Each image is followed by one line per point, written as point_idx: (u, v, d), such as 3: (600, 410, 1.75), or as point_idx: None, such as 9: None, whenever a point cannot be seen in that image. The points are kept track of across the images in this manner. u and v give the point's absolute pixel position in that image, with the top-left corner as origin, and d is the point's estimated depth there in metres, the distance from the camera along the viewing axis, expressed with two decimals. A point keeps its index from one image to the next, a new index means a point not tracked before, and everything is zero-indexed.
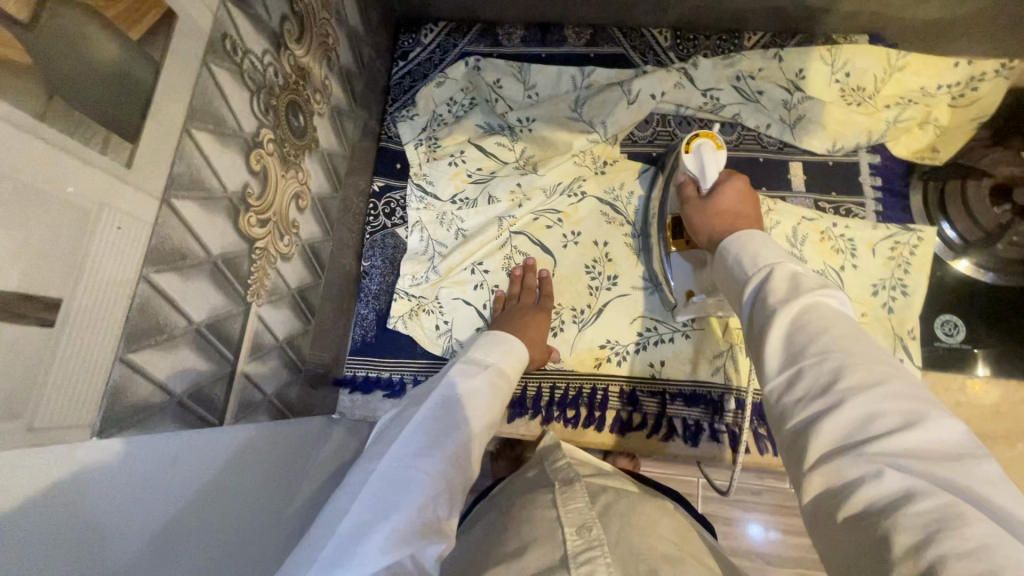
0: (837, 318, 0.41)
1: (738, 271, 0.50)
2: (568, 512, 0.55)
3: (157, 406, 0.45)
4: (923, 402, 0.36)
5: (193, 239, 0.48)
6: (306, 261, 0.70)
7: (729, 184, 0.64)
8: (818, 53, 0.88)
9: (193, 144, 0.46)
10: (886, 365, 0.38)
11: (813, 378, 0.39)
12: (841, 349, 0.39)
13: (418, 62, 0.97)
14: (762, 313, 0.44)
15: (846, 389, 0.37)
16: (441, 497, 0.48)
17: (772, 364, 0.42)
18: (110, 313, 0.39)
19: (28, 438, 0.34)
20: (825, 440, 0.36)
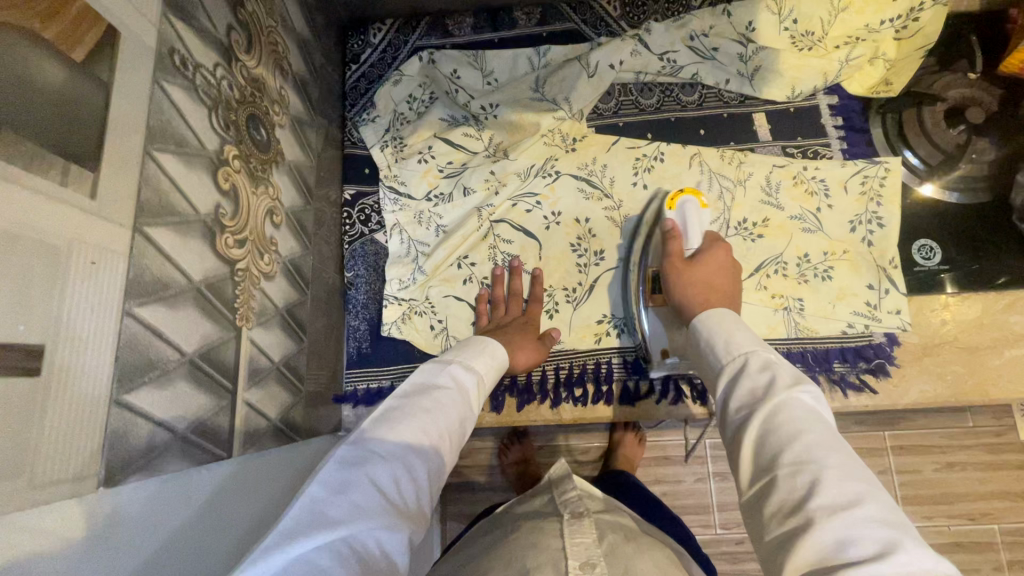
0: (811, 418, 0.45)
1: (719, 355, 0.55)
2: (575, 547, 0.54)
3: (162, 445, 0.43)
4: (899, 527, 0.37)
5: (172, 266, 0.45)
6: (289, 278, 0.67)
7: (711, 254, 0.73)
8: (764, 3, 0.89)
9: (158, 167, 0.44)
10: (860, 481, 0.40)
11: (787, 491, 0.41)
12: (815, 459, 0.42)
13: (370, 63, 0.95)
14: (738, 411, 0.49)
15: (818, 509, 0.39)
16: (411, 487, 0.48)
17: (752, 473, 0.45)
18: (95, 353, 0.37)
19: (28, 495, 0.31)
20: (800, 558, 0.38)
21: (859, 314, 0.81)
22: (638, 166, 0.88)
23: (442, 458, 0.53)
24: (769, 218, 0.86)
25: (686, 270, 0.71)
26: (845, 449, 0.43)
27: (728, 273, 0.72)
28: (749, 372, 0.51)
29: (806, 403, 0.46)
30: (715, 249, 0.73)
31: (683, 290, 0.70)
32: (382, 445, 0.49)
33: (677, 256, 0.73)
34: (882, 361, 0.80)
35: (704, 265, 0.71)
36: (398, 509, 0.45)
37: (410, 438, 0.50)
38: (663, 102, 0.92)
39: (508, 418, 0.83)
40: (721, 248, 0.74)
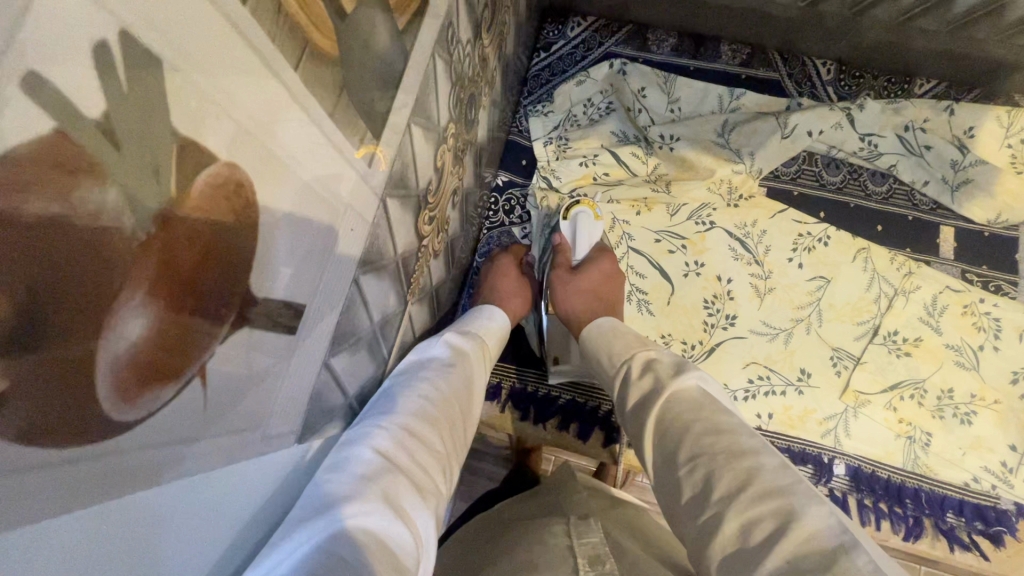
0: (693, 400, 0.50)
1: (606, 364, 0.61)
2: (583, 545, 0.59)
3: (335, 408, 0.43)
4: (788, 488, 0.41)
5: (391, 239, 0.45)
6: (445, 257, 0.68)
7: (595, 265, 0.76)
8: (994, 113, 0.82)
9: (411, 139, 0.44)
10: (754, 452, 0.44)
11: (694, 486, 0.44)
12: (704, 450, 0.45)
13: (559, 55, 0.93)
14: (637, 404, 0.54)
15: (721, 499, 0.42)
16: (423, 458, 0.44)
17: (661, 474, 0.49)
18: (323, 331, 0.36)
19: (258, 446, 0.32)
20: (720, 557, 0.40)
21: (990, 470, 0.75)
22: (798, 243, 0.84)
23: (450, 429, 0.50)
24: (921, 339, 0.80)
25: (573, 282, 0.73)
26: (734, 420, 0.47)
27: (613, 283, 0.76)
28: (634, 379, 0.56)
29: (692, 388, 0.51)
30: (600, 260, 0.77)
31: (569, 301, 0.72)
32: (383, 417, 0.46)
33: (564, 269, 0.76)
34: (1003, 529, 0.73)
35: (591, 275, 0.75)
36: (414, 483, 0.42)
37: (416, 409, 0.48)
38: (847, 184, 0.86)
39: (589, 450, 0.82)
40: (607, 257, 0.78)
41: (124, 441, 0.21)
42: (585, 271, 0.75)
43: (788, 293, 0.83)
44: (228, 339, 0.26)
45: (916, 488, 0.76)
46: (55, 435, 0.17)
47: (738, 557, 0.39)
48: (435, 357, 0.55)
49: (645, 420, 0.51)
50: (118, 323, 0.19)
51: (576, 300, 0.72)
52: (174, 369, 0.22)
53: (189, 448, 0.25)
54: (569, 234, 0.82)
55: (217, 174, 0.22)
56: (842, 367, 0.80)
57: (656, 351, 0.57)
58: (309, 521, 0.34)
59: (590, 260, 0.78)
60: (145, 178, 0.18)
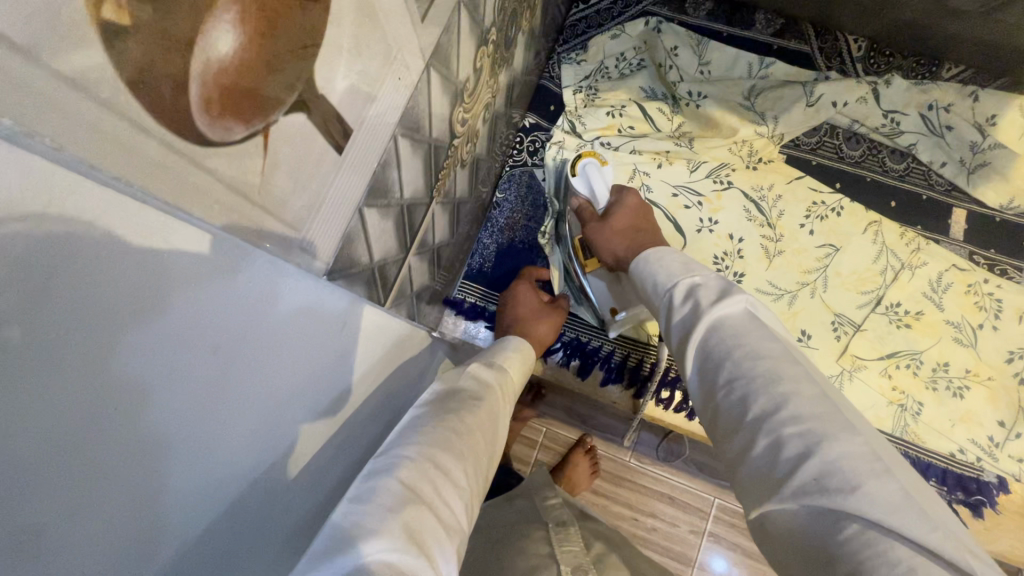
0: (737, 328, 0.46)
1: (650, 291, 0.56)
2: (565, 553, 0.63)
3: (362, 266, 0.46)
4: (824, 414, 0.38)
5: (428, 115, 0.47)
6: (470, 173, 0.70)
7: (621, 205, 0.73)
8: (1018, 103, 0.85)
9: (459, 19, 0.46)
10: (795, 378, 0.41)
11: (730, 406, 0.42)
12: (745, 375, 0.42)
13: (597, 8, 0.95)
14: (679, 328, 0.50)
15: (755, 420, 0.40)
16: (450, 494, 0.40)
17: (698, 395, 0.47)
18: (361, 171, 0.39)
19: (297, 255, 0.34)
20: (750, 477, 0.39)
21: (976, 444, 0.77)
22: (812, 211, 0.86)
23: (479, 457, 0.45)
24: (923, 313, 0.82)
25: (607, 226, 0.71)
26: (777, 346, 0.44)
27: (643, 213, 0.73)
28: (676, 305, 0.51)
29: (736, 317, 0.47)
30: (623, 200, 0.74)
31: (613, 245, 0.70)
32: (407, 445, 0.42)
33: (593, 220, 0.74)
34: (983, 500, 0.75)
35: (622, 218, 0.71)
36: (439, 521, 0.38)
37: (437, 438, 0.43)
38: (866, 159, 0.88)
39: (590, 389, 0.84)
40: (630, 194, 0.75)
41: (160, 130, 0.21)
42: (614, 214, 0.72)
43: (798, 257, 0.85)
44: (291, 117, 0.28)
45: (901, 453, 0.78)
46: (143, 96, 0.19)
47: (767, 477, 0.38)
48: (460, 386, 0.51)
49: (679, 343, 0.49)
50: (213, 32, 0.21)
51: (614, 242, 0.70)
52: (248, 117, 0.25)
53: (239, 214, 0.27)
54: (585, 187, 0.79)
55: None
56: (842, 332, 0.82)
57: (702, 275, 0.52)
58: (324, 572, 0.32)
59: (611, 204, 0.75)
60: None
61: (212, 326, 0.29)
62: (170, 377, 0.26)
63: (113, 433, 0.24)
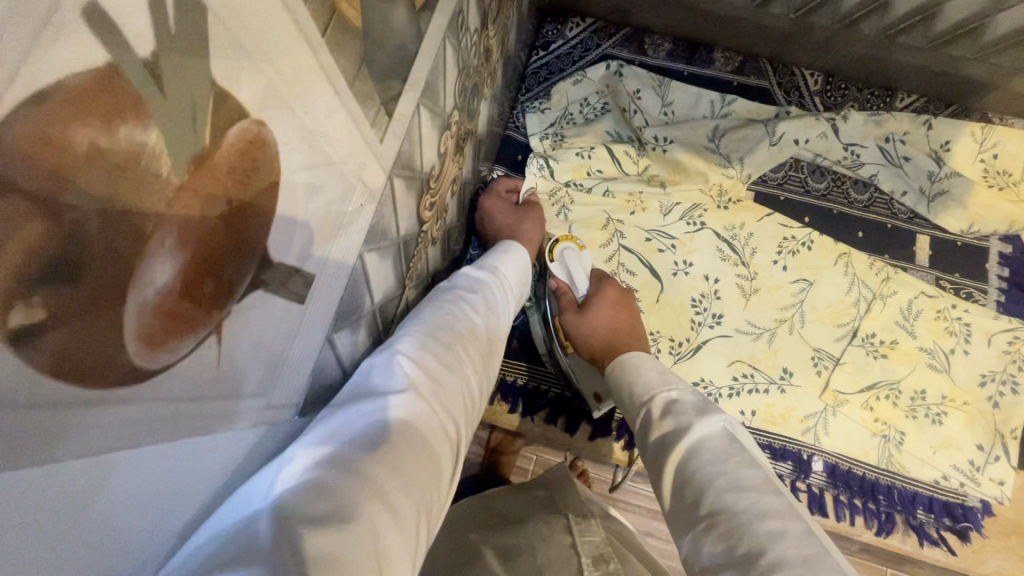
0: (717, 451, 0.47)
1: (628, 401, 0.57)
2: (585, 543, 0.60)
3: (334, 385, 0.43)
4: (815, 560, 0.38)
5: (394, 220, 0.45)
6: (442, 243, 0.68)
7: (600, 295, 0.75)
8: (971, 128, 0.87)
9: (419, 120, 0.44)
10: (776, 515, 0.41)
11: (716, 547, 0.41)
12: (727, 509, 0.42)
13: (557, 54, 0.94)
14: (658, 444, 0.51)
15: (741, 561, 0.39)
16: (446, 376, 0.47)
17: (678, 522, 0.46)
18: (327, 306, 0.36)
19: (260, 413, 0.32)
20: None
21: (958, 469, 0.78)
22: (783, 247, 0.87)
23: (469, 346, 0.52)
24: (897, 341, 0.83)
25: (585, 319, 0.72)
26: (758, 476, 0.44)
27: (621, 307, 0.74)
28: (655, 421, 0.52)
29: (714, 439, 0.48)
30: (603, 289, 0.76)
31: (591, 340, 0.71)
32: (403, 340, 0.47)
33: (571, 309, 0.75)
34: (970, 526, 0.77)
35: (600, 318, 0.72)
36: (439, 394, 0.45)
37: (430, 334, 0.49)
38: (831, 191, 0.89)
39: (577, 444, 0.83)
40: (609, 285, 0.77)
41: (87, 390, 0.18)
42: (592, 305, 0.74)
43: (773, 294, 0.85)
44: (245, 299, 0.26)
45: (888, 485, 0.79)
46: (73, 362, 0.17)
47: None
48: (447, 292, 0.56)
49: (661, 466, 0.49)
50: (148, 270, 0.19)
51: (595, 340, 0.71)
52: (195, 324, 0.23)
53: (191, 412, 0.25)
54: (564, 275, 0.80)
55: (245, 130, 0.22)
56: (822, 367, 0.83)
57: (678, 389, 0.54)
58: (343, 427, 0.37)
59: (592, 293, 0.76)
60: (183, 123, 0.18)
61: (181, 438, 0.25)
62: (141, 461, 0.22)
63: (84, 496, 0.20)
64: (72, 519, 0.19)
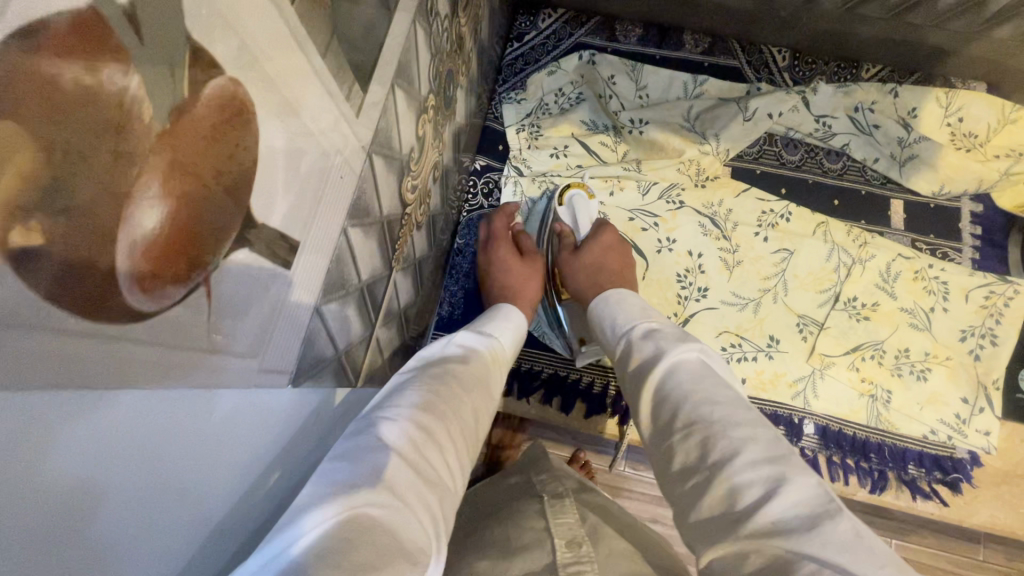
0: (691, 372, 0.48)
1: (610, 335, 0.59)
2: (559, 525, 0.59)
3: (327, 360, 0.45)
4: (782, 459, 0.39)
5: (376, 198, 0.47)
6: (428, 230, 0.69)
7: (598, 240, 0.76)
8: (934, 94, 0.89)
9: (394, 100, 0.46)
10: (750, 424, 0.42)
11: (687, 454, 0.42)
12: (701, 419, 0.43)
13: (531, 45, 0.97)
14: (636, 371, 0.51)
15: (713, 462, 0.40)
16: (439, 454, 0.42)
17: (654, 441, 0.46)
18: (315, 274, 0.38)
19: (254, 376, 0.33)
20: (703, 520, 0.38)
21: (946, 423, 0.80)
22: (763, 219, 0.89)
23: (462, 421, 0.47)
24: (879, 303, 0.85)
25: (577, 260, 0.74)
26: (731, 395, 0.45)
27: (618, 255, 0.75)
28: (634, 346, 0.53)
29: (691, 363, 0.49)
30: (601, 235, 0.77)
31: (579, 279, 0.72)
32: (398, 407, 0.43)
33: (566, 250, 0.77)
34: (960, 476, 0.79)
35: (596, 256, 0.74)
36: (428, 473, 0.40)
37: (422, 399, 0.45)
38: (805, 162, 0.92)
39: (575, 421, 0.85)
40: (608, 231, 0.78)
41: (74, 325, 0.19)
42: (589, 248, 0.75)
43: (755, 265, 0.87)
44: (232, 256, 0.27)
45: (879, 443, 0.81)
46: (61, 296, 0.18)
47: (724, 519, 0.37)
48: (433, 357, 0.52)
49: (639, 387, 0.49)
50: (135, 211, 0.20)
51: (582, 278, 0.72)
52: (180, 275, 0.24)
53: (183, 362, 0.26)
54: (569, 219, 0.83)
55: (222, 87, 0.23)
56: (808, 333, 0.85)
57: (658, 322, 0.56)
58: (320, 512, 0.31)
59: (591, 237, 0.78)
60: (161, 71, 0.20)
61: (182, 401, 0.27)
62: (146, 433, 0.24)
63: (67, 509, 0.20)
64: (87, 495, 0.21)
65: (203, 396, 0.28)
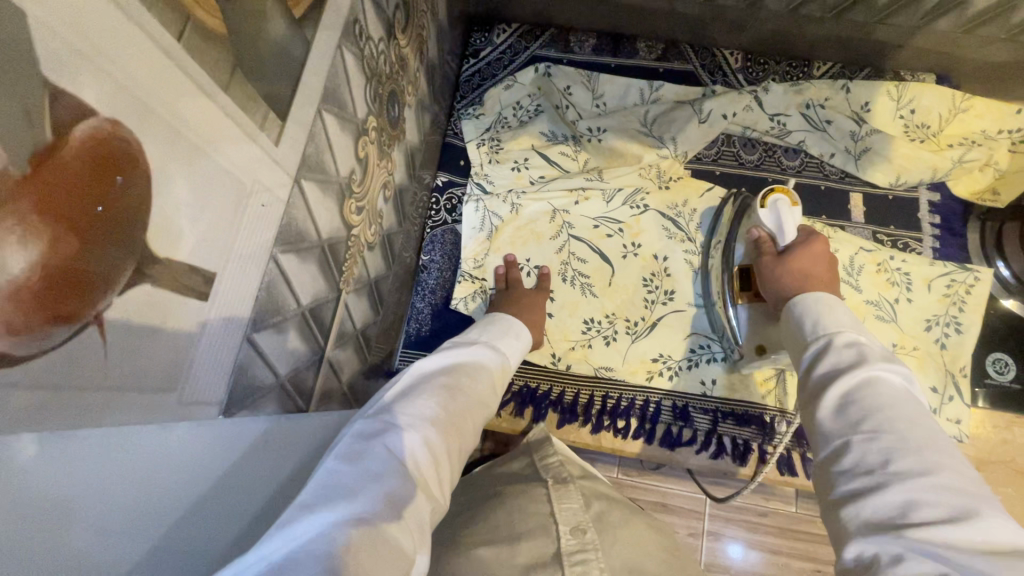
0: (899, 395, 0.46)
1: (807, 331, 0.56)
2: (563, 511, 0.58)
3: (266, 388, 0.44)
4: (974, 494, 0.39)
5: (312, 223, 0.47)
6: (383, 249, 0.69)
7: (809, 246, 0.68)
8: (885, 87, 0.89)
9: (323, 125, 0.46)
10: (946, 453, 0.41)
11: (867, 455, 0.43)
12: (893, 431, 0.43)
13: (487, 61, 0.98)
14: (817, 377, 0.50)
15: (895, 471, 0.41)
16: (427, 469, 0.44)
17: (825, 434, 0.46)
18: (242, 298, 0.38)
19: (177, 410, 0.33)
20: (862, 514, 0.40)
21: None
22: None
23: (455, 428, 0.50)
24: (846, 300, 0.84)
25: (785, 264, 0.67)
26: (928, 424, 0.44)
27: (827, 266, 0.67)
28: (834, 348, 0.51)
29: (893, 383, 0.47)
30: (810, 243, 0.69)
31: (783, 283, 0.66)
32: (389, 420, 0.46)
33: (768, 255, 0.71)
34: None
35: (802, 263, 0.66)
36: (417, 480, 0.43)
37: (418, 412, 0.48)
38: (763, 162, 0.92)
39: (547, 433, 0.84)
40: (820, 240, 0.69)
41: None
42: (798, 254, 0.68)
43: None
44: (128, 294, 0.27)
45: None
46: None
47: (890, 520, 0.39)
48: (434, 369, 0.55)
49: (818, 385, 0.49)
50: None
51: (784, 281, 0.66)
52: (68, 315, 0.24)
53: (92, 397, 0.27)
54: (770, 223, 0.74)
55: (96, 128, 0.24)
56: None
57: (867, 338, 0.52)
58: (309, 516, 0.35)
59: (797, 244, 0.70)
60: (15, 117, 0.20)
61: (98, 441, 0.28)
62: (66, 494, 0.26)
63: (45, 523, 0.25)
64: (39, 546, 0.24)
65: (121, 431, 0.29)
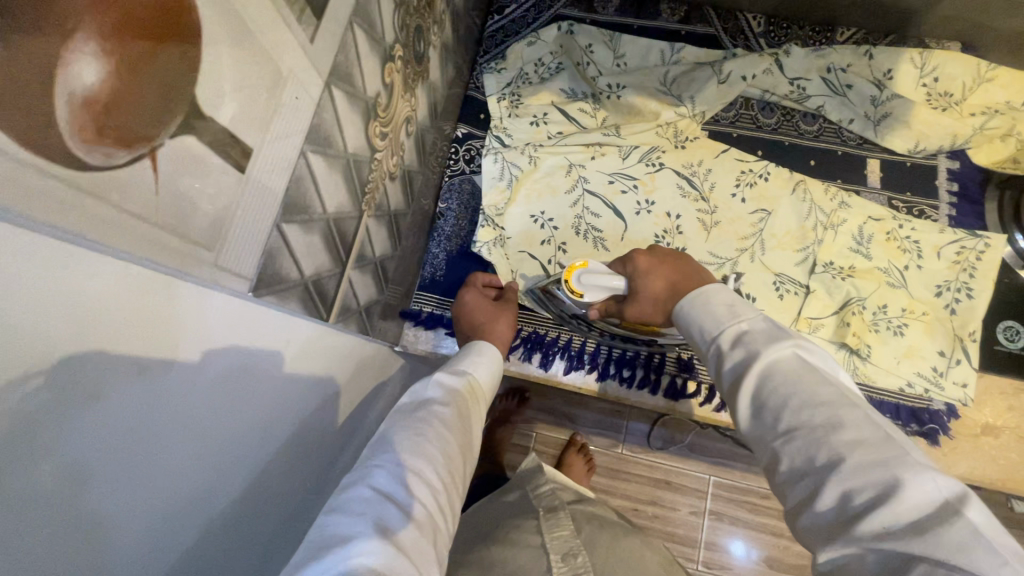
0: (799, 371, 0.44)
1: (697, 337, 0.53)
2: (555, 540, 0.65)
3: (292, 282, 0.47)
4: (889, 457, 0.37)
5: (340, 132, 0.50)
6: (402, 184, 0.72)
7: (644, 274, 0.66)
8: (909, 54, 0.89)
9: (354, 38, 0.48)
10: (852, 421, 0.40)
11: (793, 457, 0.40)
12: (802, 421, 0.41)
13: (511, 18, 0.99)
14: (728, 377, 0.48)
15: (821, 466, 0.38)
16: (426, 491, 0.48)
17: (756, 441, 0.44)
18: (273, 182, 0.41)
19: (213, 270, 0.36)
20: (817, 522, 0.38)
21: (922, 375, 0.79)
22: (741, 179, 0.90)
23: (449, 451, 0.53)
24: (855, 265, 0.85)
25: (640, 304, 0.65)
26: (829, 391, 0.42)
27: (662, 268, 0.65)
28: (724, 351, 0.49)
29: (790, 360, 0.45)
30: (638, 269, 0.66)
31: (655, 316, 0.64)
32: (379, 464, 0.48)
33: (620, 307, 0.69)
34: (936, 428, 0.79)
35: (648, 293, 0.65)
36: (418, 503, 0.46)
37: (412, 443, 0.51)
38: (781, 125, 0.93)
39: (553, 380, 0.86)
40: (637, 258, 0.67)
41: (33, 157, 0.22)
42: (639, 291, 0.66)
43: (733, 224, 0.88)
44: (179, 138, 0.30)
45: None
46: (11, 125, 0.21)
47: (840, 520, 0.36)
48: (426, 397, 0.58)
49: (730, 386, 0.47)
50: (71, 63, 0.23)
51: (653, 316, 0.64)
52: (128, 139, 0.27)
53: (147, 227, 0.29)
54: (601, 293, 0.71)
55: None
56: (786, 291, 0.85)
57: (749, 320, 0.50)
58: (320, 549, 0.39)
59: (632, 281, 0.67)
60: None
61: (115, 364, 0.29)
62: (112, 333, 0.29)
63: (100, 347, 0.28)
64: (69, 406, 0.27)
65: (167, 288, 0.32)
